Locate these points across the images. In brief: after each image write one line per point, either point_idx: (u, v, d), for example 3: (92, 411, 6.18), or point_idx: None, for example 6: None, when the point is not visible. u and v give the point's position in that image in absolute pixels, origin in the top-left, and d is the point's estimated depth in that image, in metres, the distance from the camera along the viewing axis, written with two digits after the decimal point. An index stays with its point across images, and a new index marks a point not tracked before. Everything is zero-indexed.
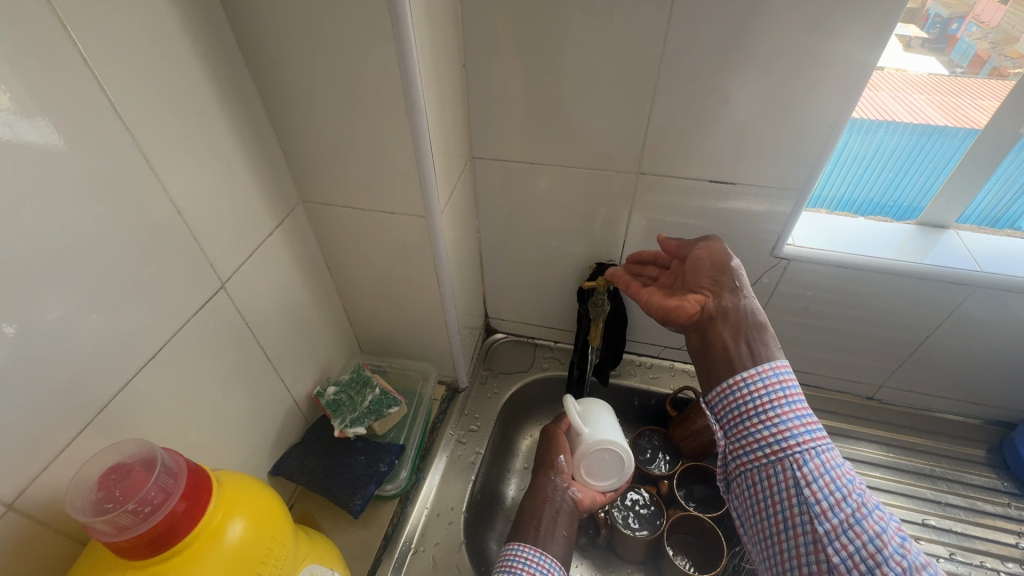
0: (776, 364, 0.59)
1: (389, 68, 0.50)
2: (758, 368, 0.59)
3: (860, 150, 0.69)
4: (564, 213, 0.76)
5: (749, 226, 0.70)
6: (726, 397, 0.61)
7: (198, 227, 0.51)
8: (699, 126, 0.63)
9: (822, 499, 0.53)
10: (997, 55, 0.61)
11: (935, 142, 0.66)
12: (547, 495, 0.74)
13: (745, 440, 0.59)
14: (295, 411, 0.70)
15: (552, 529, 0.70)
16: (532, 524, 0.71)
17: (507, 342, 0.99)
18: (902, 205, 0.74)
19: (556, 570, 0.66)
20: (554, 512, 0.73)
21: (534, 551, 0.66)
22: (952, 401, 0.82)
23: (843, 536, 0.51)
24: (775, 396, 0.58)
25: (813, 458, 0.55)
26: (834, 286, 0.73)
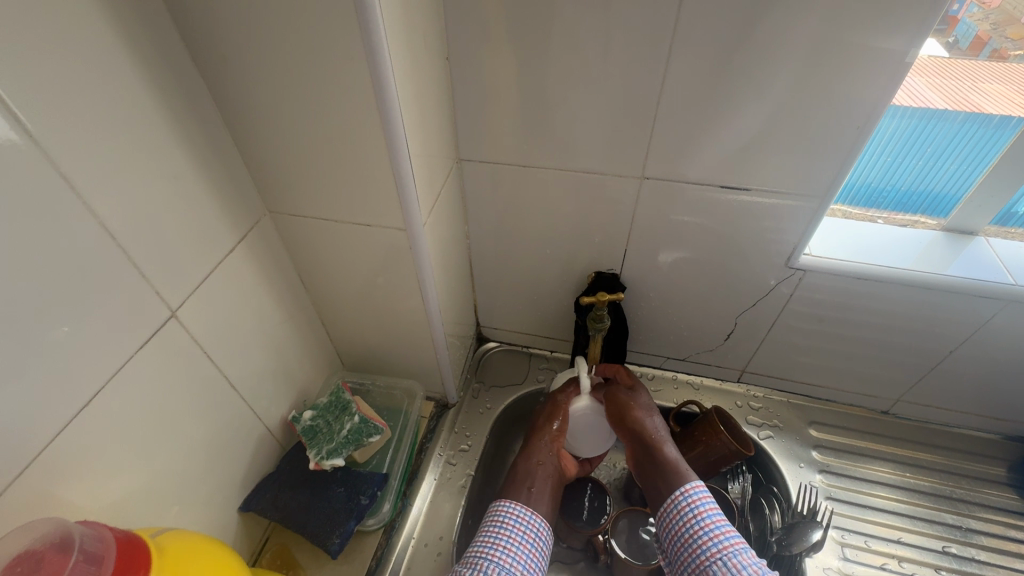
0: (694, 484, 0.65)
1: (356, 65, 0.43)
2: (681, 489, 0.65)
3: None
4: (559, 218, 0.70)
5: (762, 233, 0.64)
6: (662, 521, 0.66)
7: (140, 251, 0.44)
8: (710, 127, 0.56)
9: None
10: (998, 36, 0.55)
11: (935, 125, 0.59)
12: (538, 457, 0.72)
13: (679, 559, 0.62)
14: (269, 439, 0.65)
15: (542, 491, 0.68)
16: (523, 484, 0.69)
17: (499, 351, 0.93)
18: (898, 188, 0.67)
19: (543, 529, 0.65)
20: (544, 474, 0.71)
21: (525, 510, 0.65)
22: (972, 416, 0.77)
23: None
24: (692, 518, 0.63)
25: (732, 559, 0.58)
26: (851, 299, 0.68)
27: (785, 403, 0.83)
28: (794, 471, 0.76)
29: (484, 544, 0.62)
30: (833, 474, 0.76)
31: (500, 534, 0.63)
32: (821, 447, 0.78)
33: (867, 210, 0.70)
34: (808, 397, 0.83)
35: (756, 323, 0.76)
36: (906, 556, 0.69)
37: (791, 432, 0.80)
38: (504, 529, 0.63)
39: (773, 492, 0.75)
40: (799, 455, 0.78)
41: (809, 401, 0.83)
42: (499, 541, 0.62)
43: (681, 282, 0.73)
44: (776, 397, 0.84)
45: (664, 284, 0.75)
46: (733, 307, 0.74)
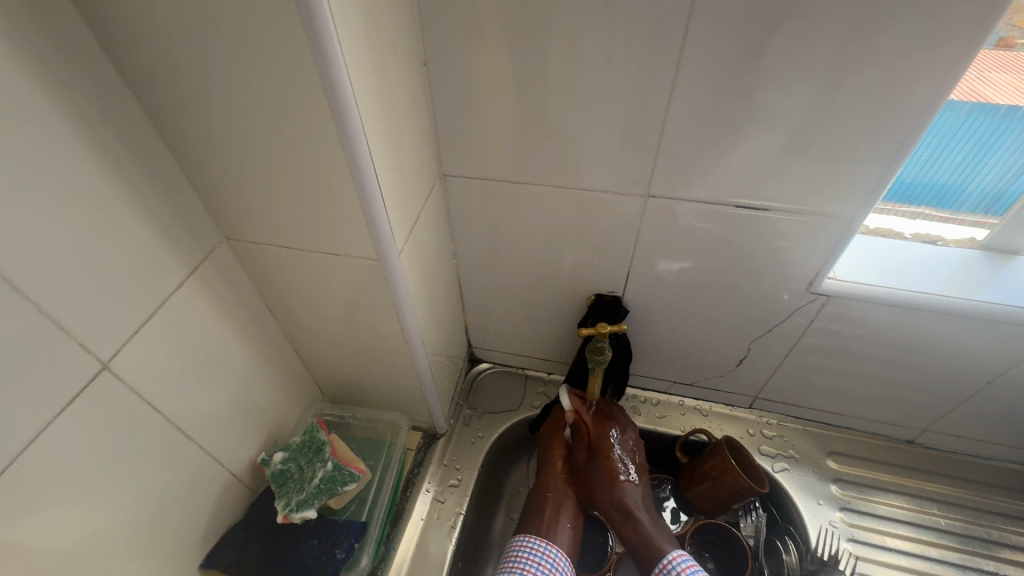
0: (673, 557, 0.59)
1: (310, 77, 0.36)
2: (659, 563, 0.59)
3: None
4: (555, 237, 0.64)
5: (781, 255, 0.58)
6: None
7: (62, 296, 0.38)
8: (725, 139, 0.50)
9: None
10: (1005, 24, 0.46)
11: (935, 114, 0.52)
12: (551, 489, 0.66)
13: None
14: (236, 485, 0.59)
15: (556, 522, 0.63)
16: (535, 514, 0.64)
17: (492, 373, 0.87)
18: (903, 182, 0.59)
19: (563, 560, 0.60)
20: (558, 506, 0.65)
21: (539, 541, 0.60)
22: (1007, 449, 0.71)
23: None
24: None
25: None
26: (877, 326, 0.61)
27: (801, 431, 0.77)
28: (813, 509, 0.70)
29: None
30: (855, 512, 0.70)
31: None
32: (840, 481, 0.72)
33: (894, 205, 0.62)
34: (826, 425, 0.76)
35: (771, 349, 0.69)
36: None
37: (807, 464, 0.74)
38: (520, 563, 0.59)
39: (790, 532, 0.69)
40: (817, 490, 0.72)
41: (827, 429, 0.76)
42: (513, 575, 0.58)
43: (689, 304, 0.67)
44: (792, 424, 0.77)
45: (671, 307, 0.69)
46: (746, 332, 0.68)
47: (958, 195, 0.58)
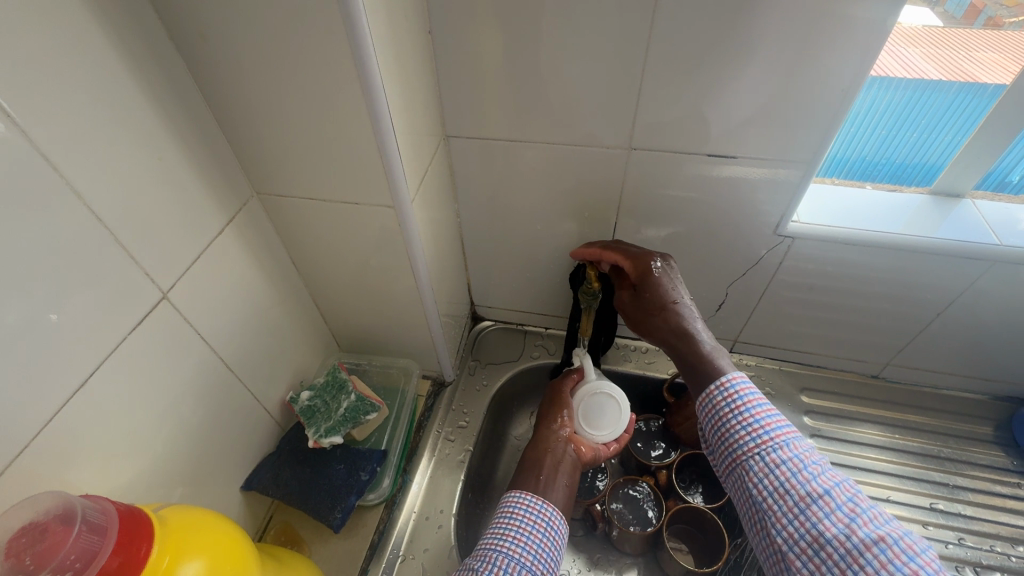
0: (732, 376, 0.58)
1: (335, 40, 0.43)
2: (715, 381, 0.58)
3: (854, 109, 0.62)
4: (548, 193, 0.70)
5: (751, 202, 0.64)
6: (709, 406, 0.59)
7: (127, 233, 0.44)
8: (696, 94, 0.56)
9: (801, 484, 0.51)
10: (993, 3, 0.56)
11: (929, 97, 0.60)
12: (548, 446, 0.71)
13: (728, 444, 0.57)
14: (268, 419, 0.65)
15: (552, 479, 0.67)
16: (532, 473, 0.68)
17: (494, 329, 0.94)
18: (893, 162, 0.67)
19: (557, 518, 0.63)
20: (556, 463, 0.70)
21: (535, 499, 0.64)
22: (960, 378, 0.78)
23: (813, 506, 0.49)
24: (737, 408, 0.56)
25: (790, 455, 0.53)
26: (840, 267, 0.68)
27: (778, 371, 0.84)
28: None
29: (494, 535, 0.61)
30: (825, 438, 0.78)
31: (510, 522, 0.62)
32: (812, 413, 0.80)
33: (862, 184, 0.70)
34: (801, 364, 0.84)
35: (746, 293, 0.76)
36: (895, 514, 0.71)
37: (783, 399, 0.81)
38: (516, 520, 0.62)
39: None
40: (791, 420, 0.79)
41: (802, 368, 0.84)
42: (509, 532, 0.61)
43: (672, 253, 0.74)
44: (769, 365, 0.85)
45: None
46: (724, 277, 0.74)
47: (943, 171, 0.67)
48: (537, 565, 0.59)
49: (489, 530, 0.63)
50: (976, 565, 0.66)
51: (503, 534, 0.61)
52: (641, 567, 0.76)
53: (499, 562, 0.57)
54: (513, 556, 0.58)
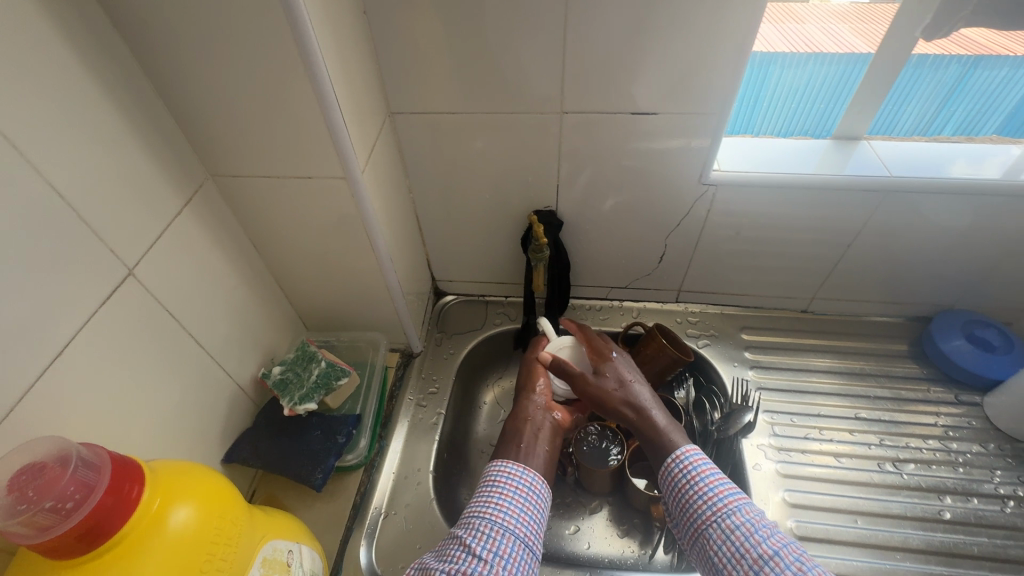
0: (686, 449, 0.63)
1: (276, 19, 0.46)
2: (672, 456, 0.63)
3: (794, 83, 0.73)
4: (493, 163, 0.75)
5: (675, 156, 0.70)
6: (669, 477, 0.63)
7: (89, 212, 0.46)
8: (617, 57, 0.61)
9: (753, 550, 0.53)
10: None
11: (856, 70, 0.71)
12: (528, 416, 0.75)
13: (687, 515, 0.60)
14: (242, 396, 0.68)
15: (533, 445, 0.71)
16: (514, 442, 0.71)
17: (457, 303, 0.98)
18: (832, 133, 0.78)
19: (538, 483, 0.66)
20: (535, 432, 0.73)
21: (517, 466, 0.67)
22: (877, 304, 0.88)
23: (766, 567, 0.52)
24: (692, 476, 0.61)
25: (742, 521, 0.56)
26: (761, 211, 0.76)
27: (719, 314, 0.92)
28: (729, 369, 0.85)
29: (478, 502, 0.63)
30: (763, 368, 0.85)
31: (494, 490, 0.64)
32: (751, 348, 0.87)
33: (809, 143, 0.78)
34: (739, 307, 0.92)
35: (683, 244, 0.82)
36: (826, 426, 0.78)
37: (725, 338, 0.89)
38: (499, 487, 0.64)
39: (713, 390, 0.84)
40: (733, 356, 0.87)
41: (740, 310, 0.92)
42: (492, 499, 0.63)
43: (612, 211, 0.79)
44: (711, 310, 0.92)
45: (599, 218, 0.80)
46: (661, 230, 0.81)
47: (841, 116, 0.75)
48: (521, 527, 0.61)
49: (473, 501, 0.64)
50: (896, 460, 0.74)
51: (482, 503, 0.63)
52: (611, 505, 0.82)
53: (483, 527, 0.59)
54: (496, 521, 0.60)
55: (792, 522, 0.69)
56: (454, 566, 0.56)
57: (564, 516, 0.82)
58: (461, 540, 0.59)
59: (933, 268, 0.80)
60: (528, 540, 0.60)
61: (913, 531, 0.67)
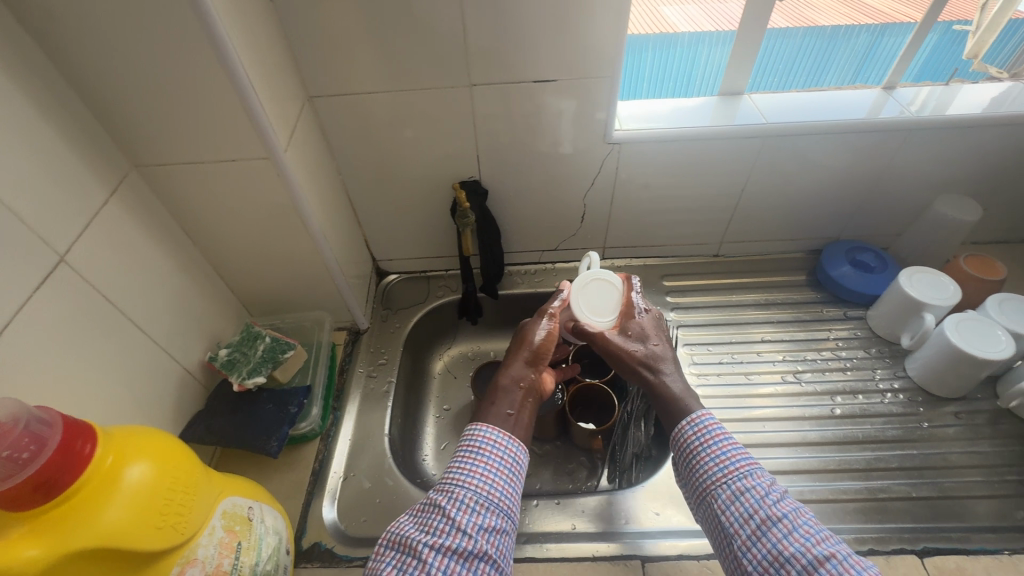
0: (701, 414, 0.62)
1: (179, 5, 0.49)
2: (686, 419, 0.62)
3: (699, 57, 0.83)
4: (414, 140, 0.79)
5: (579, 120, 0.77)
6: (682, 439, 0.61)
7: (12, 200, 0.48)
8: (514, 28, 0.66)
9: (761, 511, 0.53)
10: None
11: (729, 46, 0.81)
12: (518, 379, 0.67)
13: (696, 476, 0.59)
14: (191, 380, 0.70)
15: (519, 412, 0.64)
16: (500, 406, 0.64)
17: (400, 281, 1.02)
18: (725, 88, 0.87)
19: (521, 453, 0.61)
20: (523, 395, 0.66)
21: (501, 434, 0.60)
22: (775, 243, 0.98)
23: (773, 528, 0.51)
24: (705, 439, 0.60)
25: (752, 483, 0.55)
26: (663, 165, 0.84)
27: (642, 266, 1.00)
28: None
29: (453, 470, 0.58)
30: (682, 309, 0.94)
31: (468, 458, 0.59)
32: (671, 292, 0.97)
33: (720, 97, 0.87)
34: (659, 258, 1.00)
35: (600, 203, 0.90)
36: (737, 350, 0.88)
37: (648, 287, 0.97)
38: (479, 456, 0.58)
39: None
40: (656, 301, 0.96)
41: (660, 260, 1.00)
42: (468, 469, 0.58)
43: (532, 177, 0.85)
44: (635, 263, 1.01)
45: (521, 185, 0.86)
46: (579, 191, 0.87)
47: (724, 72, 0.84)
48: (499, 496, 0.57)
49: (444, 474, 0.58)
50: (796, 371, 0.85)
51: (462, 471, 0.58)
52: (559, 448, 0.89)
53: (465, 501, 0.55)
54: (475, 491, 0.56)
55: None
56: (437, 540, 0.52)
57: None
58: (443, 511, 0.55)
59: (817, 203, 0.91)
60: (507, 511, 0.56)
61: (812, 428, 0.78)
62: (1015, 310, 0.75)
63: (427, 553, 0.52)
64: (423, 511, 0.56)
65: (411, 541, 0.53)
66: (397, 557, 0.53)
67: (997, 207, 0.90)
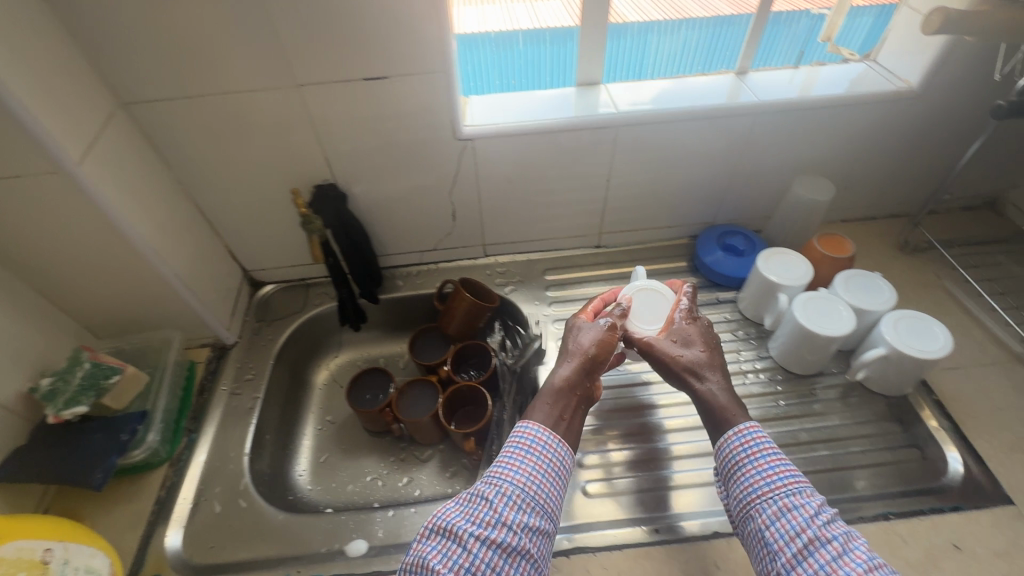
0: (747, 424, 0.59)
1: None
2: (731, 429, 0.59)
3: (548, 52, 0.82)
4: (254, 145, 0.75)
5: (423, 117, 0.75)
6: (725, 449, 0.58)
7: None
8: (328, 25, 0.63)
9: (810, 531, 0.50)
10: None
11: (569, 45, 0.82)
12: (597, 371, 0.64)
13: (739, 491, 0.56)
14: (8, 415, 0.65)
15: (570, 418, 0.61)
16: (560, 409, 0.61)
17: (277, 291, 0.98)
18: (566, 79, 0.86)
19: (567, 456, 0.59)
20: (580, 395, 0.62)
21: (547, 434, 0.59)
22: (654, 231, 0.99)
23: (822, 548, 0.49)
24: (754, 451, 0.57)
25: (796, 500, 0.52)
26: (522, 159, 0.82)
27: (525, 261, 0.99)
28: (531, 309, 0.93)
29: (497, 464, 0.58)
30: (561, 302, 0.94)
31: (512, 449, 0.58)
32: (552, 286, 0.96)
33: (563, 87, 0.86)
34: (541, 252, 1.00)
35: (469, 201, 0.88)
36: None
37: (529, 282, 0.97)
38: (535, 450, 0.58)
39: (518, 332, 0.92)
40: (536, 295, 0.95)
41: (543, 254, 1.00)
42: (511, 463, 0.57)
43: (391, 177, 0.83)
44: (518, 258, 0.99)
45: (380, 186, 0.84)
46: (443, 190, 0.85)
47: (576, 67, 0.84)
48: (538, 493, 0.56)
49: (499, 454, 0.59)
50: None
51: (512, 466, 0.57)
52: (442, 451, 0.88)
53: (512, 497, 0.54)
54: (514, 484, 0.55)
55: (576, 428, 0.78)
56: (482, 531, 0.52)
57: (398, 470, 0.87)
58: (488, 503, 0.54)
59: (685, 190, 0.92)
60: (550, 513, 0.56)
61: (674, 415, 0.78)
62: (859, 285, 0.77)
63: (472, 543, 0.51)
64: (468, 500, 0.55)
65: (456, 528, 0.52)
66: (441, 544, 0.52)
67: (856, 185, 0.93)
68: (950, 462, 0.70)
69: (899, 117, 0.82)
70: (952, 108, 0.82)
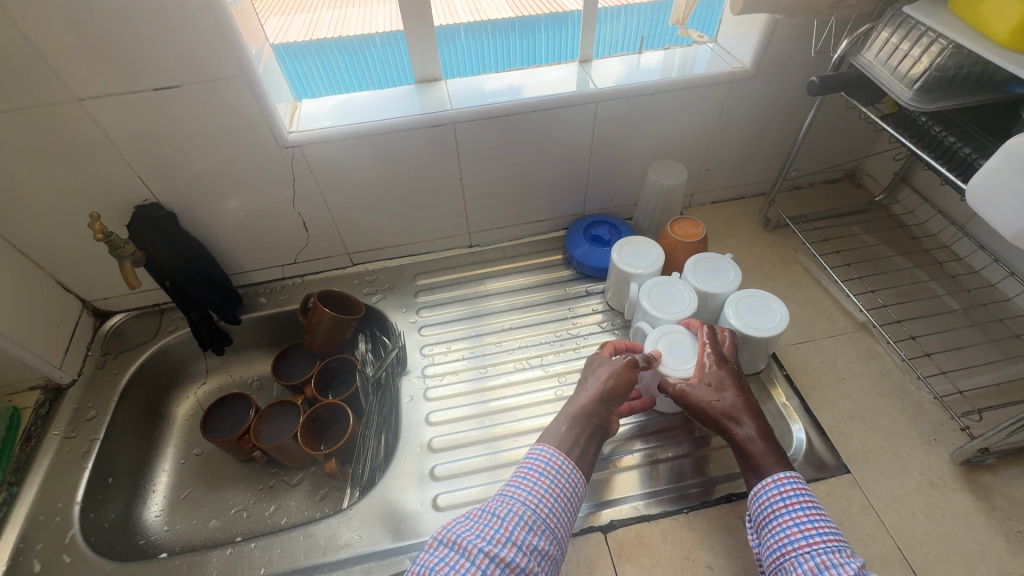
0: (782, 476, 0.58)
1: None
2: (771, 476, 0.58)
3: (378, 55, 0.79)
4: (51, 168, 0.69)
5: (238, 126, 0.70)
6: (761, 492, 0.58)
7: None
8: (95, 34, 0.58)
9: None
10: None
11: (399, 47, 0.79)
12: (609, 407, 0.65)
13: (774, 538, 0.55)
14: None
15: (581, 451, 0.62)
16: (572, 443, 0.62)
17: (128, 319, 0.91)
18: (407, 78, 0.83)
19: (579, 481, 0.60)
20: (588, 431, 0.63)
21: (558, 458, 0.60)
22: (525, 226, 0.97)
23: None
24: (793, 502, 0.56)
25: (831, 555, 0.51)
26: (361, 164, 0.79)
27: (395, 267, 0.96)
28: (400, 317, 0.90)
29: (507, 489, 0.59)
30: (429, 306, 0.91)
31: (527, 468, 0.60)
32: (421, 290, 0.93)
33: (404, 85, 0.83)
34: (412, 256, 0.97)
35: (318, 210, 0.84)
36: (475, 343, 0.86)
37: (398, 288, 0.93)
38: (547, 476, 0.59)
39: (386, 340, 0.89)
40: (405, 301, 0.92)
41: (413, 258, 0.97)
42: (524, 484, 0.58)
43: (222, 191, 0.77)
44: (388, 264, 0.96)
45: (212, 201, 0.78)
46: (285, 201, 0.81)
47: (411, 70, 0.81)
48: (544, 520, 0.56)
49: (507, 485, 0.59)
50: (529, 356, 0.84)
51: (526, 487, 0.58)
52: (311, 473, 0.84)
53: (523, 517, 0.55)
54: (524, 506, 0.56)
55: (436, 436, 0.75)
56: (493, 548, 0.53)
57: (264, 497, 0.82)
58: (500, 522, 0.55)
59: (546, 183, 0.90)
60: (559, 538, 0.56)
61: (535, 414, 0.77)
62: (706, 269, 0.77)
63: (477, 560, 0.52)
64: (480, 516, 0.56)
65: (466, 542, 0.53)
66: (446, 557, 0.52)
67: (715, 167, 0.93)
68: (794, 436, 0.71)
69: (740, 98, 0.83)
70: (787, 86, 0.83)
